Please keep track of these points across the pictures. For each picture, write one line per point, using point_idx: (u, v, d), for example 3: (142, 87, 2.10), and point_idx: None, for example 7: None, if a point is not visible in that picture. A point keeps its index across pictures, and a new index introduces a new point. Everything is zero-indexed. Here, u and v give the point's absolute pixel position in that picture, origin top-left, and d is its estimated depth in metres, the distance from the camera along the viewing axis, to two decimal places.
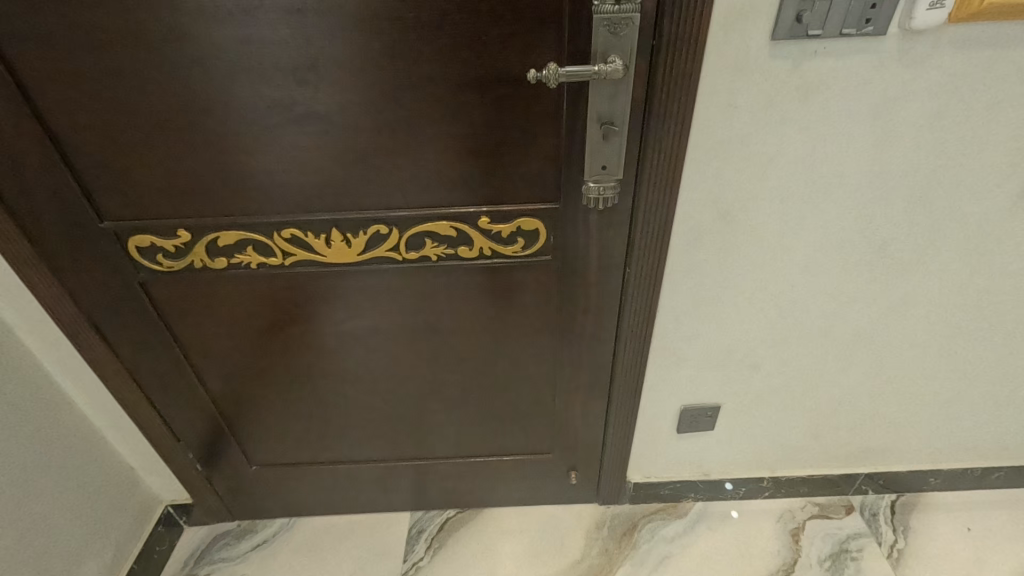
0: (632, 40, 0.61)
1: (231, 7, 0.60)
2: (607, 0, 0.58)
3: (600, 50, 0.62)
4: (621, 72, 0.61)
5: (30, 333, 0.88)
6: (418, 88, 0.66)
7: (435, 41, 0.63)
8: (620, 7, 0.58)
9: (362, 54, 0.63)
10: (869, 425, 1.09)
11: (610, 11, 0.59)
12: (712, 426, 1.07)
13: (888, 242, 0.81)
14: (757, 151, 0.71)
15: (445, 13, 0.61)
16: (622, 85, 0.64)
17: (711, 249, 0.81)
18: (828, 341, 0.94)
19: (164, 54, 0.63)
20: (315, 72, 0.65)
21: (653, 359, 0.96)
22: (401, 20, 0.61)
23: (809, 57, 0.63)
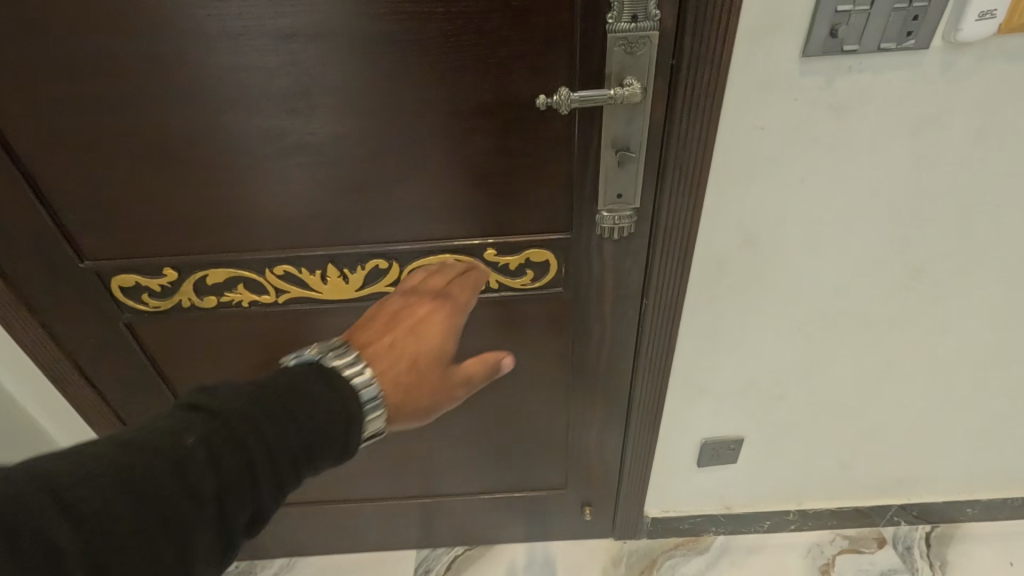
0: (649, 60, 0.56)
1: (215, 34, 0.56)
2: (622, 18, 0.54)
3: (614, 71, 0.57)
4: (638, 95, 0.56)
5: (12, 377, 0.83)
6: (418, 115, 0.61)
7: (436, 64, 0.58)
8: (637, 24, 0.54)
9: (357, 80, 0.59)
10: (902, 455, 1.03)
11: (625, 30, 0.54)
12: (734, 459, 1.01)
13: (926, 266, 0.75)
14: (785, 175, 0.65)
15: (446, 34, 0.56)
16: (639, 108, 0.59)
17: (734, 277, 0.76)
18: (859, 369, 0.88)
19: (145, 86, 0.59)
20: (307, 101, 0.60)
21: (672, 391, 0.90)
22: (398, 43, 0.57)
23: (843, 74, 0.58)
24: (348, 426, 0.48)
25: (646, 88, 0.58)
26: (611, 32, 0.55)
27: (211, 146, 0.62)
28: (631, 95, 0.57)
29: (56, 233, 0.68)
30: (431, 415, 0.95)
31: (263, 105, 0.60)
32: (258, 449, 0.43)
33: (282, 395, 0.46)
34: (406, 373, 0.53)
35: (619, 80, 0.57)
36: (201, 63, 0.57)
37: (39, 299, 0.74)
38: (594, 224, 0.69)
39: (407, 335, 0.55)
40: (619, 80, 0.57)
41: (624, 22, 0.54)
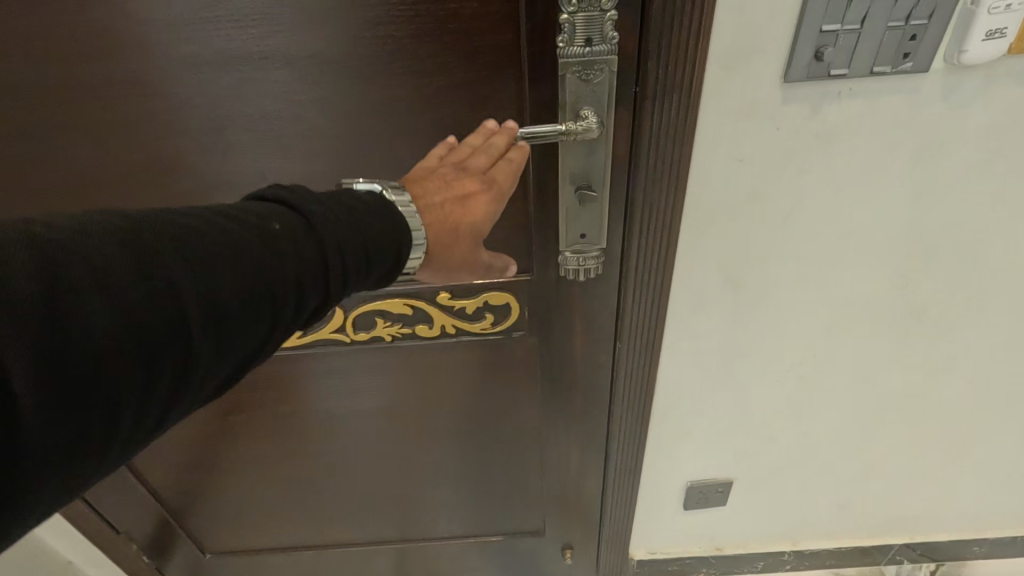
0: (608, 88, 0.49)
1: (112, 63, 0.49)
2: (574, 42, 0.47)
3: (569, 102, 0.50)
4: (595, 129, 0.50)
5: None
6: (352, 151, 0.54)
7: (369, 94, 0.51)
8: (592, 49, 0.47)
9: (281, 114, 0.52)
10: (904, 494, 0.95)
11: (579, 55, 0.47)
12: (724, 502, 0.94)
13: (928, 303, 0.68)
14: (768, 210, 0.59)
15: (378, 62, 0.49)
16: (599, 141, 0.52)
17: (715, 317, 0.69)
18: (856, 410, 0.81)
19: (38, 122, 0.52)
20: (226, 137, 0.53)
21: (653, 434, 0.83)
22: (324, 72, 0.50)
23: (832, 101, 0.51)
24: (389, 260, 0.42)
25: (606, 120, 0.51)
26: (563, 57, 0.48)
27: (122, 189, 0.55)
28: (587, 129, 0.50)
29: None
30: (395, 460, 0.88)
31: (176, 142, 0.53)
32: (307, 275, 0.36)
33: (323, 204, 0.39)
34: (446, 235, 0.47)
35: (575, 111, 0.50)
36: (100, 96, 0.51)
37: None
38: (557, 265, 0.62)
39: (456, 202, 0.47)
40: (573, 111, 0.50)
41: (576, 47, 0.47)
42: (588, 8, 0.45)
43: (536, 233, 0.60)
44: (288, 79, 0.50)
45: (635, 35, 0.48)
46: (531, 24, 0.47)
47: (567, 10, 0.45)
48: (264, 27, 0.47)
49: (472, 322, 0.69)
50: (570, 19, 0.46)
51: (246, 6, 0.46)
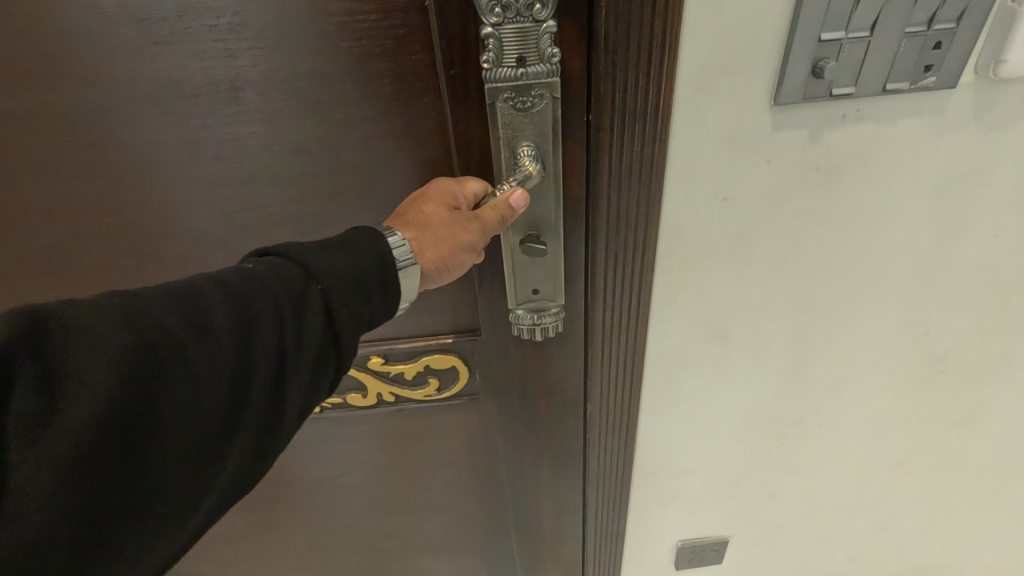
0: (551, 119, 0.40)
1: None
2: (503, 61, 0.37)
3: (504, 137, 0.40)
4: (535, 176, 0.41)
5: None
6: (250, 194, 0.46)
7: (261, 127, 0.42)
8: (526, 71, 0.38)
9: (160, 152, 0.43)
10: (921, 546, 0.85)
11: (510, 78, 0.38)
12: (719, 560, 0.83)
13: (950, 351, 0.58)
14: (759, 255, 0.49)
15: (265, 88, 0.40)
16: (544, 183, 0.43)
17: (702, 373, 0.59)
18: (868, 464, 0.71)
19: None
20: (98, 180, 0.45)
21: (638, 499, 0.73)
22: (201, 101, 0.41)
23: (832, 126, 0.41)
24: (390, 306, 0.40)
25: (552, 161, 0.42)
26: (492, 84, 0.38)
27: None
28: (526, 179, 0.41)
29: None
30: (345, 526, 0.79)
31: (41, 185, 0.45)
32: (298, 327, 0.35)
33: (327, 249, 0.37)
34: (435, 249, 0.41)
35: (511, 148, 0.41)
36: None
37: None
38: (510, 324, 0.52)
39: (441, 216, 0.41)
40: (510, 150, 0.41)
41: (507, 70, 0.37)
42: (518, 18, 0.36)
43: (479, 284, 0.51)
44: (159, 110, 0.41)
45: (582, 51, 0.38)
46: (449, 41, 0.38)
47: (490, 21, 0.36)
48: (121, 48, 0.39)
49: (414, 389, 0.60)
50: (496, 34, 0.36)
51: (94, 25, 0.38)
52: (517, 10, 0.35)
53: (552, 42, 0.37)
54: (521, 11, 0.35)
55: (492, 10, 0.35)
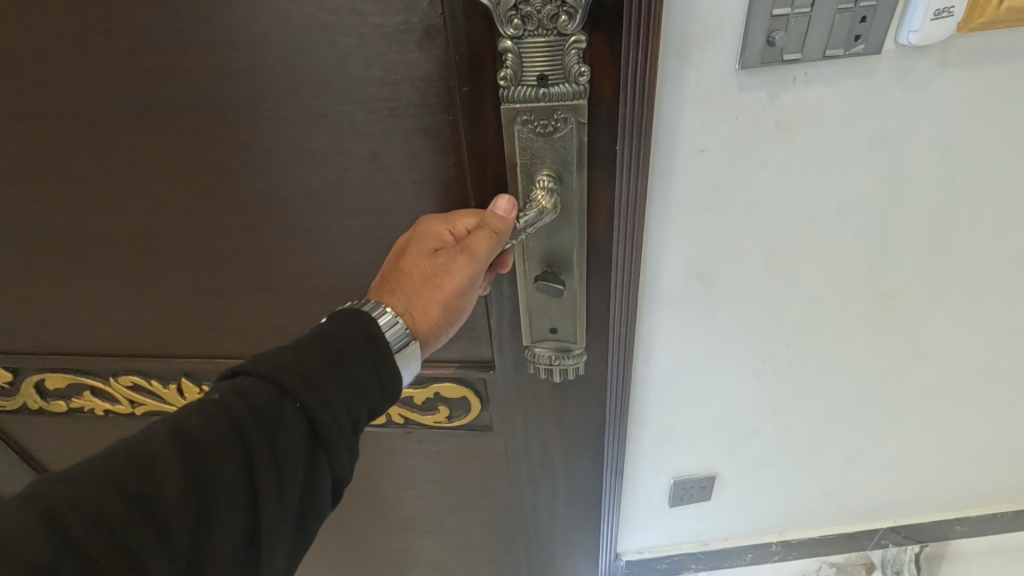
0: (571, 138, 0.49)
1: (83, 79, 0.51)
2: (525, 78, 0.46)
3: (525, 159, 0.50)
4: (547, 212, 0.50)
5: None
6: (309, 167, 0.55)
7: (315, 106, 0.51)
8: (546, 88, 0.46)
9: (228, 119, 0.52)
10: (889, 480, 0.96)
11: (529, 93, 0.46)
12: (708, 497, 0.93)
13: (898, 289, 0.68)
14: (733, 202, 0.58)
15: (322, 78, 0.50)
16: (565, 208, 0.53)
17: (688, 312, 0.68)
18: (835, 399, 0.81)
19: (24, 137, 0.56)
20: (181, 142, 0.54)
21: (635, 432, 0.83)
22: (264, 73, 0.49)
23: (788, 86, 0.50)
24: (386, 367, 0.48)
25: (576, 175, 0.51)
26: (526, 99, 0.47)
27: (99, 198, 0.59)
28: (540, 216, 0.50)
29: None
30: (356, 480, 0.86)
31: (133, 147, 0.55)
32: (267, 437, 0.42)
33: (291, 358, 0.45)
34: (436, 302, 0.50)
35: (531, 167, 0.51)
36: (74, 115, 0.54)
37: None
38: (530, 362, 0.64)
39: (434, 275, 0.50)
40: (541, 164, 0.51)
41: (528, 84, 0.46)
42: (542, 34, 0.44)
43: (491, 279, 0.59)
44: (230, 84, 0.50)
45: (603, 64, 0.46)
46: (473, 51, 0.46)
47: (510, 37, 0.44)
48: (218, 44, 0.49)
49: (430, 412, 0.75)
50: (521, 50, 0.44)
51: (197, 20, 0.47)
52: (543, 28, 0.43)
53: (577, 57, 0.45)
54: (547, 30, 0.43)
55: (512, 23, 0.43)
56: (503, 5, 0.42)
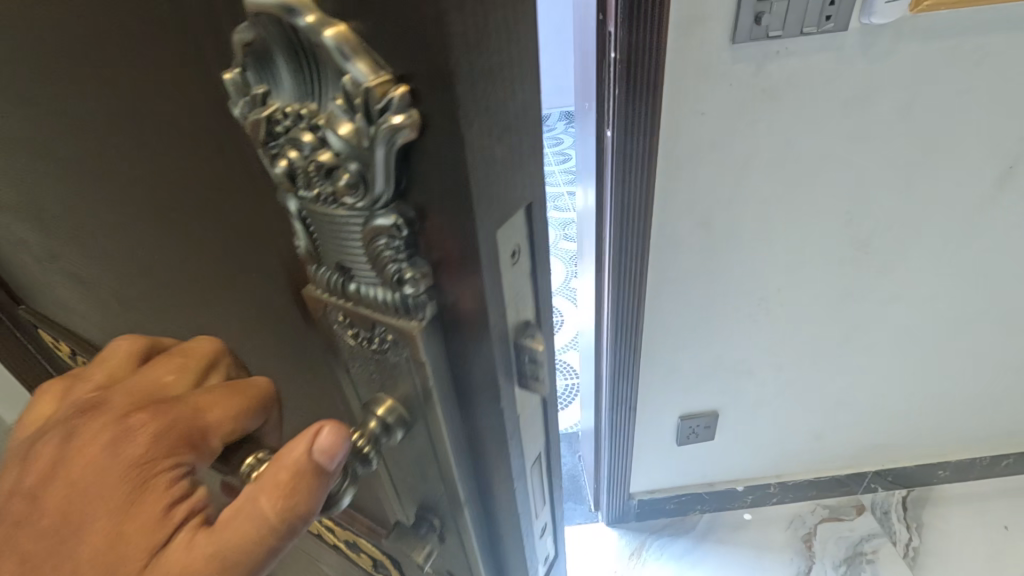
0: (405, 368, 0.28)
1: None
2: (331, 271, 0.27)
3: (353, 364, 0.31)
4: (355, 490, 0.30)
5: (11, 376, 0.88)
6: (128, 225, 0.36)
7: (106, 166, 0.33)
8: (358, 286, 0.26)
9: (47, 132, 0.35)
10: (874, 422, 1.07)
11: (333, 285, 0.27)
12: (712, 436, 1.05)
13: (872, 238, 0.80)
14: (729, 156, 0.69)
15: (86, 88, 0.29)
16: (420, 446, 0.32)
17: (693, 257, 0.79)
18: (822, 342, 0.92)
19: None
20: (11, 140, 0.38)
21: (646, 373, 0.94)
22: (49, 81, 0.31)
23: (772, 59, 0.62)
24: None
25: (426, 422, 0.30)
26: (333, 284, 0.27)
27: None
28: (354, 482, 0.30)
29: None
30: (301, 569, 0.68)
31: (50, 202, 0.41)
32: None
33: None
34: None
35: (367, 380, 0.31)
36: None
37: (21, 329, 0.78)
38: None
39: None
40: (376, 383, 0.30)
41: (328, 269, 0.27)
42: (328, 205, 0.23)
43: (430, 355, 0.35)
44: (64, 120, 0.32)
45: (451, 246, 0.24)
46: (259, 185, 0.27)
47: (293, 200, 0.25)
48: None
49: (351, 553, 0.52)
50: (308, 216, 0.25)
51: None
52: (321, 191, 0.23)
53: (391, 250, 0.23)
54: (325, 197, 0.23)
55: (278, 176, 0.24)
56: (258, 139, 0.23)
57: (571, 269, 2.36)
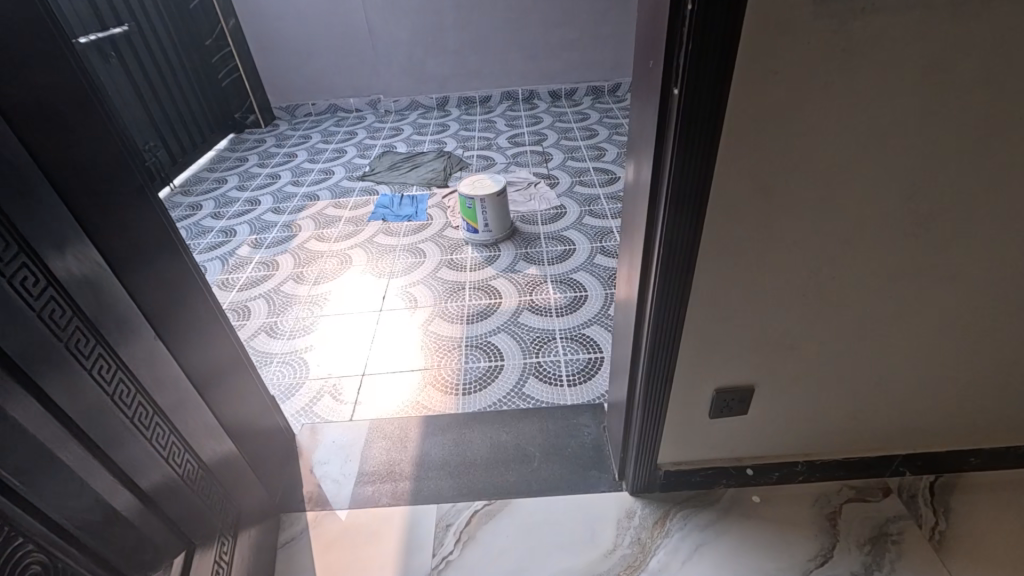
0: None
1: None
2: None
3: None
4: None
5: (183, 316, 0.97)
6: None
7: None
8: None
9: None
10: (908, 405, 1.07)
11: None
12: (745, 411, 1.05)
13: (931, 214, 0.78)
14: (796, 120, 0.68)
15: None
16: None
17: (745, 225, 0.78)
18: (866, 321, 0.92)
19: None
20: None
21: (687, 345, 0.93)
22: None
23: (854, 19, 0.60)
24: None
25: None
26: None
27: None
28: None
29: (52, 192, 0.70)
30: None
31: None
32: None
33: None
34: None
35: None
36: None
37: (60, 278, 0.70)
38: None
39: None
40: None
41: None
42: None
43: None
44: None
45: None
46: None
47: None
48: None
49: None
50: None
51: None
52: None
53: None
54: None
55: None
56: None
57: (598, 244, 2.35)
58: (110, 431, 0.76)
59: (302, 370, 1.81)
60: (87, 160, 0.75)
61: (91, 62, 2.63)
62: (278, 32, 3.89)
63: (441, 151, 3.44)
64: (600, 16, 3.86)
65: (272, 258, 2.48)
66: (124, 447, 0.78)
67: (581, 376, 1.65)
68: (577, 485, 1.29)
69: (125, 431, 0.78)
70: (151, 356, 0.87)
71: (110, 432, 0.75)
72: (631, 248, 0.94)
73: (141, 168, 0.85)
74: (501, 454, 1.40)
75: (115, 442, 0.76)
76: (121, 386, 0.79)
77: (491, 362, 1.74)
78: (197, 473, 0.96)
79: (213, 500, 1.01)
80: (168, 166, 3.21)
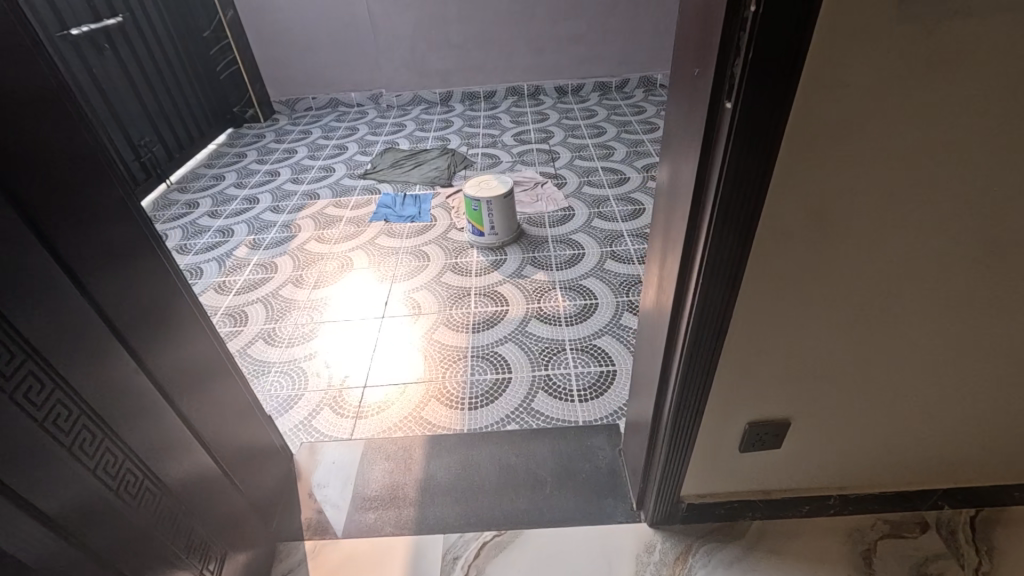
0: None
1: None
2: None
3: None
4: None
5: (168, 342, 0.88)
6: None
7: None
8: None
9: None
10: (953, 438, 0.99)
11: None
12: (778, 443, 0.98)
13: (1002, 240, 0.70)
14: (864, 138, 0.59)
15: None
16: None
17: (796, 252, 0.70)
18: (918, 352, 0.84)
19: None
20: None
21: (720, 376, 0.85)
22: None
23: (943, 24, 0.51)
24: None
25: None
26: None
27: None
28: None
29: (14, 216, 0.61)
30: None
31: None
32: None
33: None
34: None
35: None
36: None
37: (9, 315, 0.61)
38: None
39: None
40: None
41: None
42: None
43: None
44: None
45: None
46: None
47: None
48: None
49: None
50: None
51: None
52: None
53: None
54: None
55: None
56: None
57: (608, 249, 2.26)
58: (59, 485, 0.67)
59: (300, 380, 1.73)
60: (61, 173, 0.67)
61: (82, 54, 2.53)
62: (276, 24, 3.78)
63: (445, 148, 3.34)
64: (609, 9, 3.75)
65: (270, 261, 2.40)
66: (77, 505, 0.69)
67: (593, 391, 1.57)
68: (592, 514, 1.21)
69: (80, 487, 0.69)
70: (128, 389, 0.78)
71: (57, 482, 0.66)
72: (661, 268, 0.86)
73: (120, 176, 0.77)
74: (510, 478, 1.32)
75: (66, 502, 0.67)
76: (83, 432, 0.70)
77: (498, 374, 1.67)
78: (173, 515, 0.88)
79: (194, 542, 0.92)
80: (164, 162, 3.12)
